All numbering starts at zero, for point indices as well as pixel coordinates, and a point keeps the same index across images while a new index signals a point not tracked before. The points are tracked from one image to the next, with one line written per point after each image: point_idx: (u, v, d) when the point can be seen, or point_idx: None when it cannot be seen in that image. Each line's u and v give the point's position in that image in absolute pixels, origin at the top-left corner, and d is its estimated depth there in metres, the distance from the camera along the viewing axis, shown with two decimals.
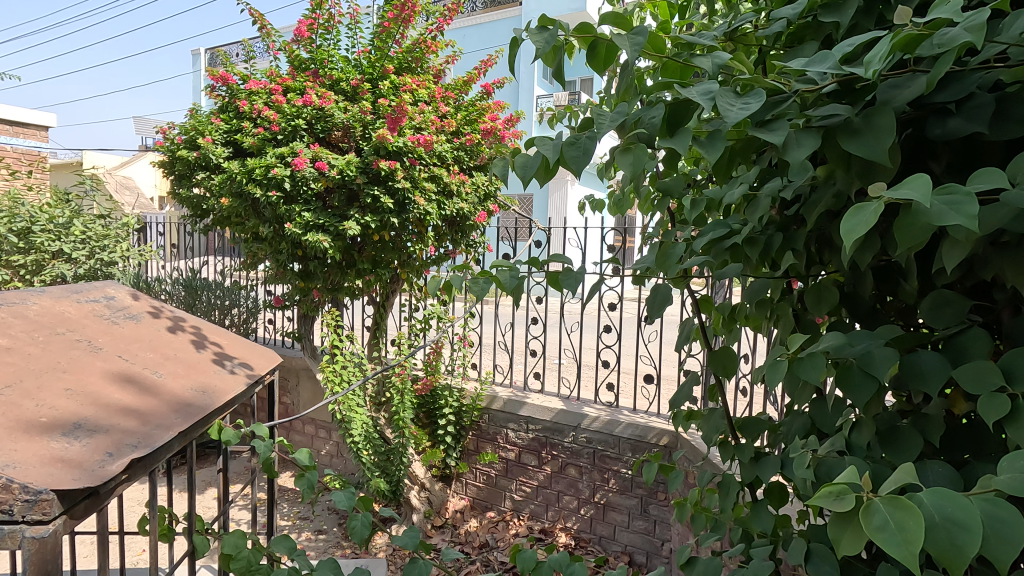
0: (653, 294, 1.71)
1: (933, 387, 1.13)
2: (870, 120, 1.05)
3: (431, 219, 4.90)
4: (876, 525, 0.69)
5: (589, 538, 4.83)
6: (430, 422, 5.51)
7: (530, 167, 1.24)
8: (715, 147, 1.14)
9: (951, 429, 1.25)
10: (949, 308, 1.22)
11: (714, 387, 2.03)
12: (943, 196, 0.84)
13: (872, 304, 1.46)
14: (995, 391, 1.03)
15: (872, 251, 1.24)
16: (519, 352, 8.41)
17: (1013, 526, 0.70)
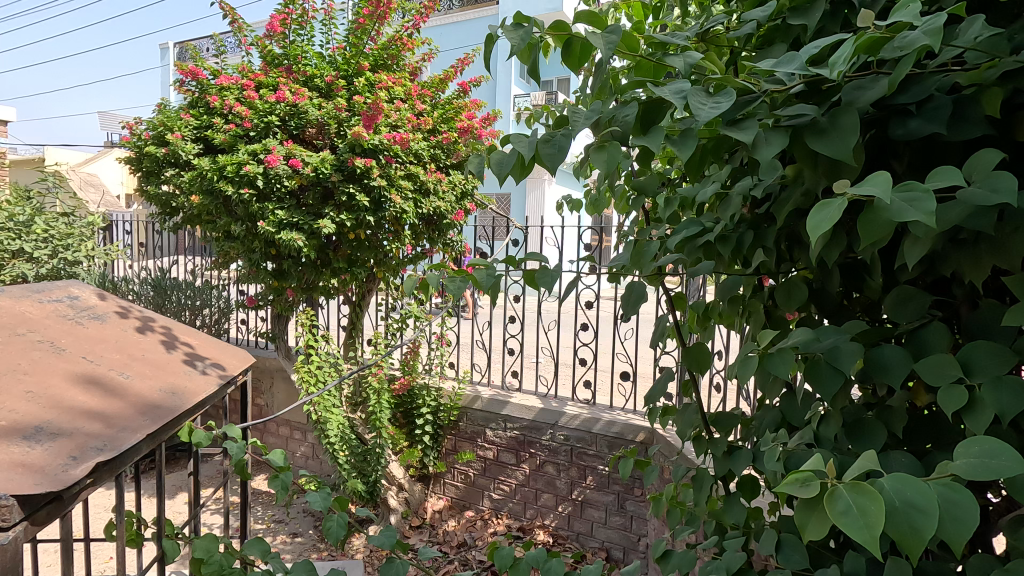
0: (629, 291, 1.71)
1: (895, 380, 1.17)
2: (835, 120, 1.08)
3: (407, 218, 4.88)
4: (840, 510, 0.71)
5: (567, 535, 4.86)
6: (408, 421, 5.48)
7: (506, 164, 1.23)
8: (687, 146, 1.15)
9: (914, 421, 1.29)
10: (910, 303, 1.26)
11: (688, 382, 2.06)
12: (903, 192, 0.87)
13: (839, 300, 1.50)
14: (953, 382, 1.07)
15: (838, 248, 1.28)
16: (496, 352, 8.41)
17: (967, 509, 0.72)
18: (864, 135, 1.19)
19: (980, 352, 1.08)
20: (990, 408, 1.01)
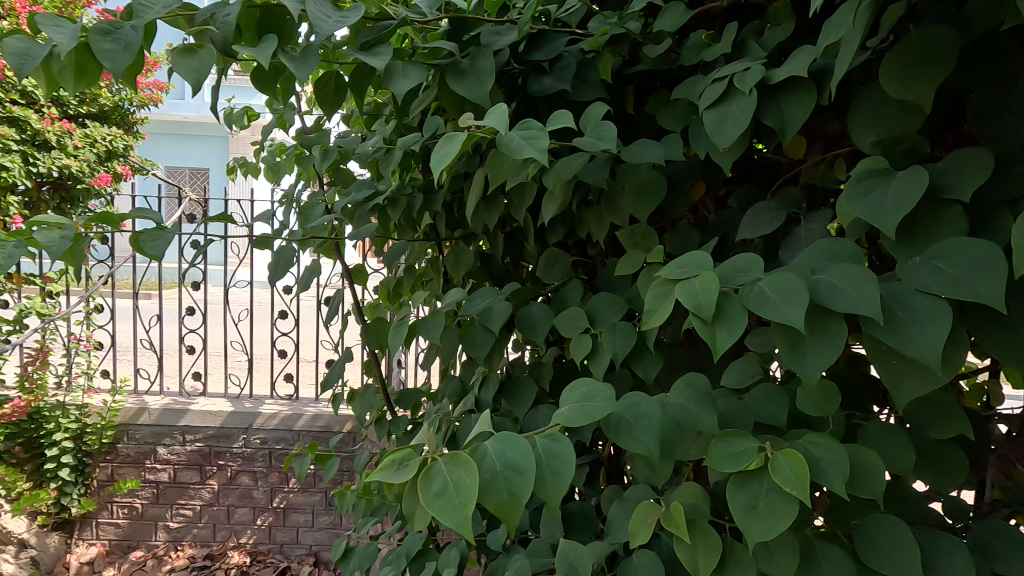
0: (277, 255, 1.43)
1: (539, 335, 1.22)
2: (475, 63, 1.01)
3: (13, 179, 3.56)
4: (435, 490, 0.60)
5: (267, 550, 4.31)
6: (33, 455, 4.08)
7: (31, 57, 0.84)
8: (309, 67, 0.91)
9: (558, 374, 1.34)
10: (557, 264, 1.34)
11: (371, 362, 1.90)
12: (522, 131, 0.82)
13: (506, 268, 1.52)
14: (582, 332, 1.14)
15: (496, 211, 1.34)
16: (179, 351, 6.99)
17: (566, 458, 0.70)
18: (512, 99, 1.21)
19: (601, 303, 1.15)
20: (607, 352, 1.07)
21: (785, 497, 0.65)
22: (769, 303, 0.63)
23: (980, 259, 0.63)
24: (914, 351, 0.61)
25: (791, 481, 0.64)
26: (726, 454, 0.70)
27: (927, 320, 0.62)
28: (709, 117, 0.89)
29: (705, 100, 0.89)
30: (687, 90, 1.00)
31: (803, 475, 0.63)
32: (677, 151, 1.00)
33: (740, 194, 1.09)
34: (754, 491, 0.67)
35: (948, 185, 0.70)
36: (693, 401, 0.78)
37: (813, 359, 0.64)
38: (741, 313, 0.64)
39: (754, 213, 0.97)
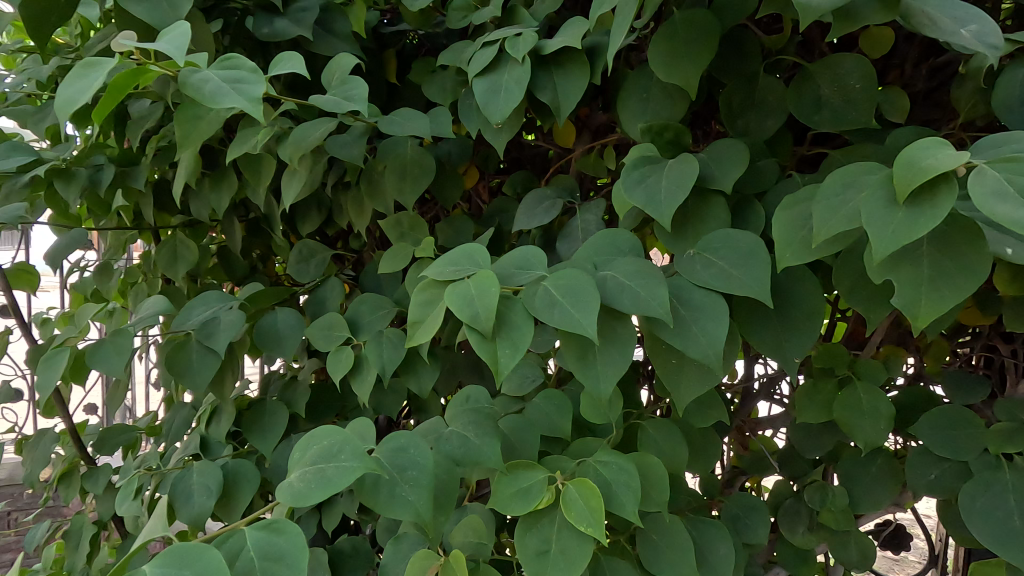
0: None
1: (286, 352, 0.98)
2: None
3: None
4: None
5: None
6: None
7: None
8: None
9: (316, 391, 1.09)
10: (314, 259, 1.13)
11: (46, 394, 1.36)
12: (223, 69, 0.56)
13: (250, 263, 1.26)
14: (341, 345, 0.94)
15: (229, 192, 1.05)
16: None
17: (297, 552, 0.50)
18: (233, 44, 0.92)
19: (365, 306, 0.97)
20: (373, 366, 0.89)
21: (578, 535, 0.55)
22: (558, 309, 0.51)
23: (748, 252, 0.61)
24: (697, 353, 0.56)
25: (586, 519, 0.54)
26: (512, 493, 0.57)
27: (708, 318, 0.58)
28: (479, 86, 0.76)
29: (475, 65, 0.75)
30: (454, 56, 0.85)
31: (598, 510, 0.54)
32: (444, 126, 0.83)
33: (515, 180, 0.99)
34: (546, 533, 0.57)
35: (712, 176, 0.68)
36: (472, 428, 0.63)
37: (603, 371, 0.54)
38: (526, 324, 0.52)
39: (530, 201, 0.89)
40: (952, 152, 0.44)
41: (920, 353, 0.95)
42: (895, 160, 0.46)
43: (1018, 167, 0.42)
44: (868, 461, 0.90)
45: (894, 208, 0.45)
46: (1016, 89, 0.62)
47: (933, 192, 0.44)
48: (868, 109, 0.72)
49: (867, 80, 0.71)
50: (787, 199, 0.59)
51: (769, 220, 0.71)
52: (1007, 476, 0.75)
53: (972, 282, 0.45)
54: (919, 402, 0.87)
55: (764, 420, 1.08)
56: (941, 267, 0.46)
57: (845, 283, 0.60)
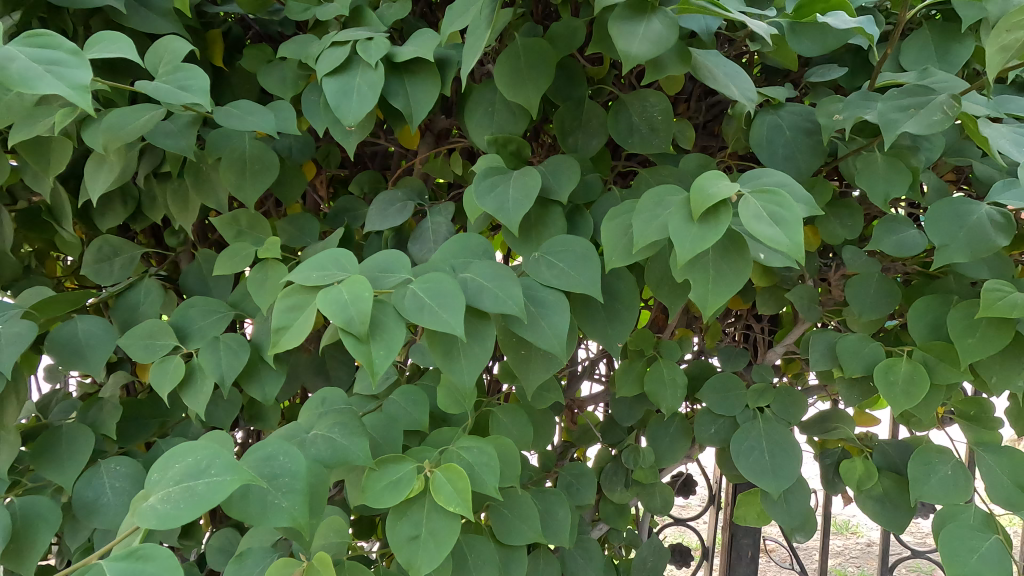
0: None
1: (94, 367, 0.86)
2: None
3: None
4: None
5: None
6: None
7: None
8: None
9: (129, 407, 0.97)
10: (118, 259, 0.99)
11: None
12: (32, 47, 0.49)
13: (23, 263, 1.05)
14: (167, 355, 0.86)
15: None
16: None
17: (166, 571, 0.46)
18: (10, 8, 0.77)
19: (194, 311, 0.89)
20: (210, 375, 0.84)
21: (446, 515, 0.60)
22: (426, 310, 0.55)
23: (581, 254, 0.70)
24: (545, 344, 0.65)
25: (454, 500, 0.59)
26: (382, 487, 0.61)
27: (554, 313, 0.66)
28: (330, 86, 0.75)
29: (324, 65, 0.75)
30: (298, 50, 0.83)
31: (464, 490, 0.59)
32: (289, 123, 0.80)
33: (362, 182, 1.02)
34: (416, 519, 0.61)
35: (551, 187, 0.77)
36: (337, 430, 0.65)
37: (466, 365, 0.60)
38: (398, 327, 0.55)
39: (380, 203, 0.91)
40: (729, 183, 0.58)
41: (703, 332, 1.18)
42: (692, 186, 0.59)
43: (769, 196, 0.57)
44: (667, 423, 1.09)
45: (690, 224, 0.58)
46: (763, 132, 0.82)
47: (716, 214, 0.57)
48: (667, 137, 0.86)
49: (665, 113, 0.86)
50: (613, 210, 0.70)
51: (596, 227, 0.83)
52: (760, 425, 0.99)
53: (740, 281, 0.59)
54: (702, 372, 1.08)
55: (588, 398, 1.24)
56: (721, 268, 0.60)
57: (653, 279, 0.75)
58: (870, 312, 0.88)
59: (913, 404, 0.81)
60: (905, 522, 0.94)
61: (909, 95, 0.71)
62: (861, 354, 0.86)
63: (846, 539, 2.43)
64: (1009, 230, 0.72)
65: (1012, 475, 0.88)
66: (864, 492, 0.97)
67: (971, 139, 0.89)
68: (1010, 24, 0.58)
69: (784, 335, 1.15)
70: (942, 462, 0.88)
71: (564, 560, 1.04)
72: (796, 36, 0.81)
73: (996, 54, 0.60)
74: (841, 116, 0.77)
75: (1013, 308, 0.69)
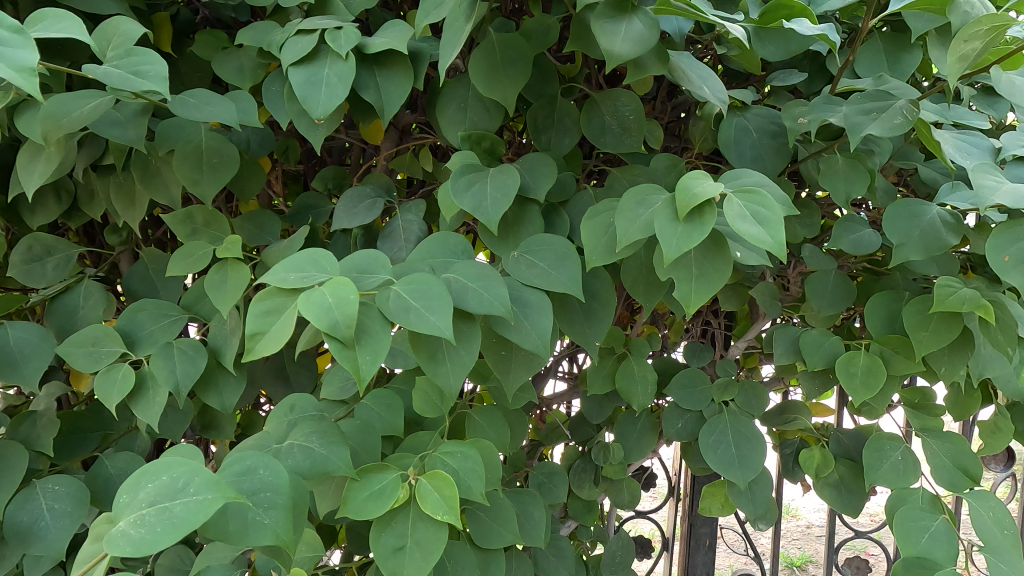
0: None
1: (30, 378, 0.79)
2: None
3: None
4: None
5: None
6: None
7: None
8: None
9: (67, 421, 0.89)
10: (51, 259, 0.90)
11: None
12: None
13: None
14: (115, 363, 0.79)
15: None
16: None
17: None
18: None
19: (144, 316, 0.83)
20: (164, 385, 0.78)
21: (433, 524, 0.59)
22: (413, 312, 0.53)
23: (562, 253, 0.69)
24: (529, 345, 0.63)
25: (441, 508, 0.57)
26: (366, 497, 0.59)
27: (536, 314, 0.65)
28: (297, 77, 0.71)
29: (290, 54, 0.71)
30: (258, 37, 0.78)
31: (451, 498, 0.58)
32: (251, 114, 0.75)
33: (326, 176, 0.98)
34: (400, 529, 0.59)
35: (529, 185, 0.76)
36: (315, 439, 0.63)
37: (452, 368, 0.58)
38: (383, 330, 0.52)
39: (348, 200, 0.88)
40: (713, 183, 0.58)
41: (667, 328, 1.20)
42: (676, 185, 0.59)
43: (752, 196, 0.58)
44: (635, 419, 1.11)
45: (676, 224, 0.59)
46: (731, 133, 0.84)
47: (701, 214, 0.58)
48: (639, 136, 0.86)
49: (637, 112, 0.86)
50: (592, 209, 0.70)
51: (572, 225, 0.82)
52: (726, 418, 1.02)
53: (722, 279, 0.60)
54: (669, 367, 1.10)
55: (555, 396, 1.24)
56: (704, 267, 0.61)
57: (630, 277, 0.75)
58: (829, 307, 0.92)
59: (871, 395, 0.85)
60: (860, 506, 0.99)
61: (870, 100, 0.75)
62: (822, 348, 0.91)
63: (788, 522, 2.54)
64: (957, 230, 0.77)
65: (953, 457, 0.93)
66: (821, 478, 1.02)
67: (915, 144, 0.94)
68: (968, 36, 0.63)
69: (743, 330, 1.19)
70: (893, 448, 0.94)
71: (537, 559, 1.03)
72: (761, 41, 0.83)
73: (955, 62, 0.66)
74: (805, 120, 0.80)
75: (963, 303, 0.73)
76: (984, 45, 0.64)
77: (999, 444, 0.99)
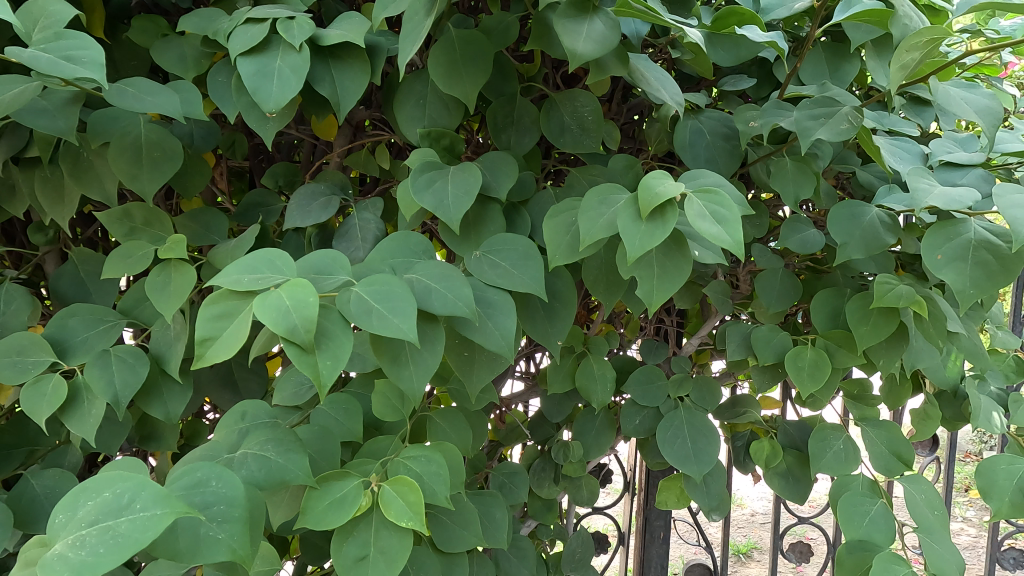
0: None
1: None
2: None
3: None
4: None
5: None
6: None
7: None
8: None
9: None
10: None
11: None
12: None
13: None
14: (43, 373, 0.73)
15: None
16: None
17: None
18: None
19: (76, 322, 0.77)
20: (100, 395, 0.73)
21: (397, 530, 0.57)
22: (375, 314, 0.51)
23: (524, 253, 0.69)
24: (493, 346, 0.63)
25: (406, 514, 0.56)
26: (327, 506, 0.57)
27: (500, 314, 0.65)
28: (246, 67, 0.68)
29: (239, 43, 0.67)
30: (203, 25, 0.74)
31: (416, 503, 0.56)
32: (195, 106, 0.71)
33: (276, 173, 0.94)
34: (363, 538, 0.57)
35: (490, 185, 0.75)
36: (271, 448, 0.60)
37: (415, 371, 0.57)
38: (344, 332, 0.50)
39: (301, 198, 0.84)
40: (674, 183, 0.59)
41: (624, 326, 1.22)
42: (638, 185, 0.60)
43: (710, 196, 0.59)
44: (593, 416, 1.12)
45: (638, 222, 0.59)
46: (685, 135, 0.87)
47: (663, 213, 0.59)
48: (598, 137, 0.87)
49: (595, 112, 0.87)
50: (554, 208, 0.70)
51: (532, 225, 0.82)
52: (682, 414, 1.04)
53: (683, 277, 0.62)
54: (626, 365, 1.12)
55: (514, 396, 1.24)
56: (665, 266, 0.62)
57: (590, 276, 0.76)
58: (777, 304, 0.95)
59: (817, 386, 0.90)
60: (806, 493, 1.04)
61: (819, 106, 0.79)
62: (772, 343, 0.95)
63: (734, 511, 2.64)
64: (894, 230, 0.82)
65: (889, 444, 0.99)
66: (771, 468, 1.06)
67: (852, 148, 0.98)
68: (909, 46, 0.67)
69: (695, 327, 1.22)
70: (836, 437, 0.98)
71: (498, 560, 1.03)
72: (713, 47, 0.85)
73: (896, 71, 0.70)
74: (756, 123, 0.82)
75: (900, 299, 0.78)
76: (922, 56, 0.69)
77: (928, 431, 1.05)
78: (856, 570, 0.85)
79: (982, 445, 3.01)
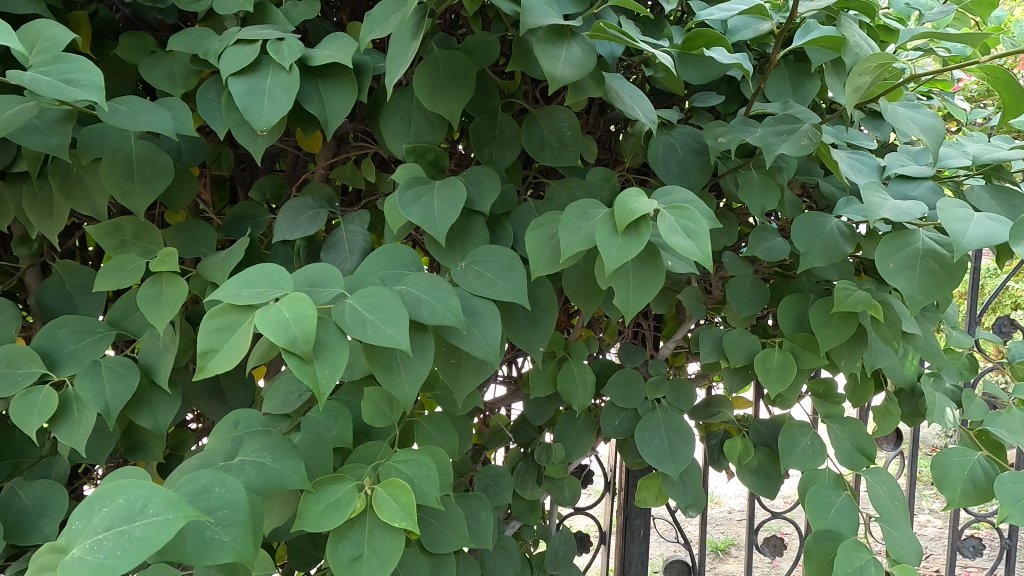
0: None
1: None
2: None
3: None
4: None
5: None
6: None
7: None
8: None
9: None
10: None
11: None
12: None
13: None
14: (33, 385, 0.74)
15: None
16: None
17: None
18: None
19: (67, 333, 0.78)
20: (91, 406, 0.74)
21: (390, 531, 0.60)
22: (370, 325, 0.54)
23: (508, 264, 0.72)
24: (480, 353, 0.66)
25: (398, 515, 0.58)
26: (322, 509, 0.60)
27: (486, 322, 0.68)
28: (237, 87, 0.70)
29: (230, 64, 0.70)
30: (192, 44, 0.76)
31: (408, 504, 0.59)
32: (186, 122, 0.73)
33: (263, 186, 0.96)
34: (357, 539, 0.60)
35: (474, 198, 0.79)
36: (267, 454, 0.63)
37: (407, 379, 0.60)
38: (340, 342, 0.53)
39: (289, 210, 0.87)
40: (648, 200, 0.63)
41: (603, 330, 1.26)
42: (615, 201, 0.64)
43: (682, 211, 0.64)
44: (575, 419, 1.15)
45: (615, 236, 0.63)
46: (659, 149, 0.92)
47: (638, 227, 0.63)
48: (576, 151, 0.91)
49: (573, 128, 0.91)
50: (535, 222, 0.73)
51: (515, 236, 0.85)
52: (658, 415, 1.09)
53: (657, 286, 0.66)
54: (606, 368, 1.16)
55: (497, 400, 1.27)
56: (640, 276, 0.66)
57: (570, 285, 0.80)
58: (747, 309, 1.00)
59: (785, 386, 0.95)
60: (776, 489, 1.09)
61: (781, 124, 0.84)
62: (742, 346, 0.99)
63: (713, 509, 2.71)
64: (853, 239, 0.87)
65: (853, 440, 1.04)
66: (743, 465, 1.11)
67: (815, 160, 1.04)
68: (860, 71, 0.73)
69: (671, 330, 1.26)
70: (804, 434, 1.03)
71: (484, 561, 1.05)
72: (684, 66, 0.90)
73: (851, 92, 0.75)
74: (725, 139, 0.87)
75: (858, 304, 0.84)
76: (873, 79, 0.75)
77: (889, 426, 1.12)
78: (823, 559, 0.90)
79: (947, 439, 3.14)
